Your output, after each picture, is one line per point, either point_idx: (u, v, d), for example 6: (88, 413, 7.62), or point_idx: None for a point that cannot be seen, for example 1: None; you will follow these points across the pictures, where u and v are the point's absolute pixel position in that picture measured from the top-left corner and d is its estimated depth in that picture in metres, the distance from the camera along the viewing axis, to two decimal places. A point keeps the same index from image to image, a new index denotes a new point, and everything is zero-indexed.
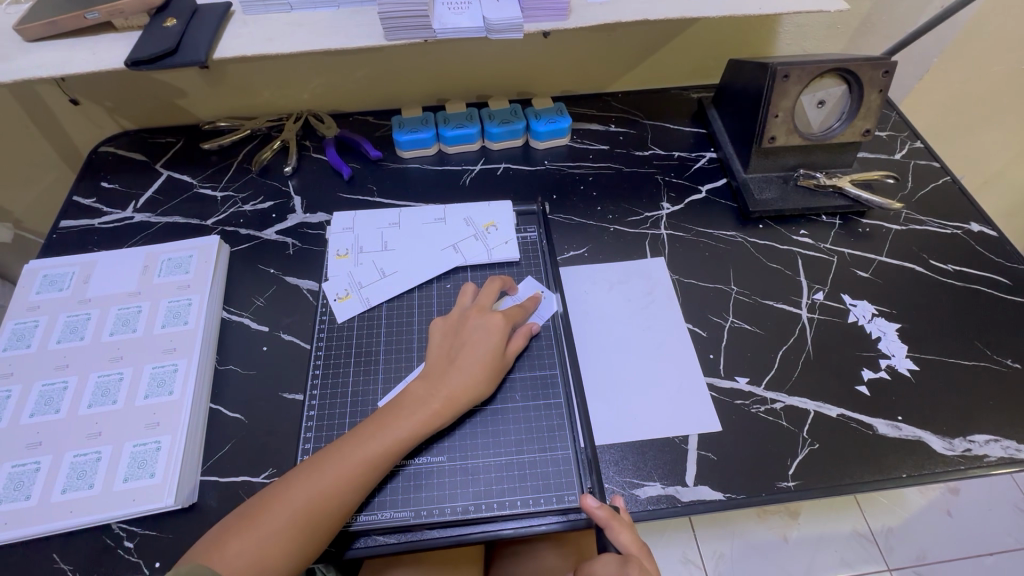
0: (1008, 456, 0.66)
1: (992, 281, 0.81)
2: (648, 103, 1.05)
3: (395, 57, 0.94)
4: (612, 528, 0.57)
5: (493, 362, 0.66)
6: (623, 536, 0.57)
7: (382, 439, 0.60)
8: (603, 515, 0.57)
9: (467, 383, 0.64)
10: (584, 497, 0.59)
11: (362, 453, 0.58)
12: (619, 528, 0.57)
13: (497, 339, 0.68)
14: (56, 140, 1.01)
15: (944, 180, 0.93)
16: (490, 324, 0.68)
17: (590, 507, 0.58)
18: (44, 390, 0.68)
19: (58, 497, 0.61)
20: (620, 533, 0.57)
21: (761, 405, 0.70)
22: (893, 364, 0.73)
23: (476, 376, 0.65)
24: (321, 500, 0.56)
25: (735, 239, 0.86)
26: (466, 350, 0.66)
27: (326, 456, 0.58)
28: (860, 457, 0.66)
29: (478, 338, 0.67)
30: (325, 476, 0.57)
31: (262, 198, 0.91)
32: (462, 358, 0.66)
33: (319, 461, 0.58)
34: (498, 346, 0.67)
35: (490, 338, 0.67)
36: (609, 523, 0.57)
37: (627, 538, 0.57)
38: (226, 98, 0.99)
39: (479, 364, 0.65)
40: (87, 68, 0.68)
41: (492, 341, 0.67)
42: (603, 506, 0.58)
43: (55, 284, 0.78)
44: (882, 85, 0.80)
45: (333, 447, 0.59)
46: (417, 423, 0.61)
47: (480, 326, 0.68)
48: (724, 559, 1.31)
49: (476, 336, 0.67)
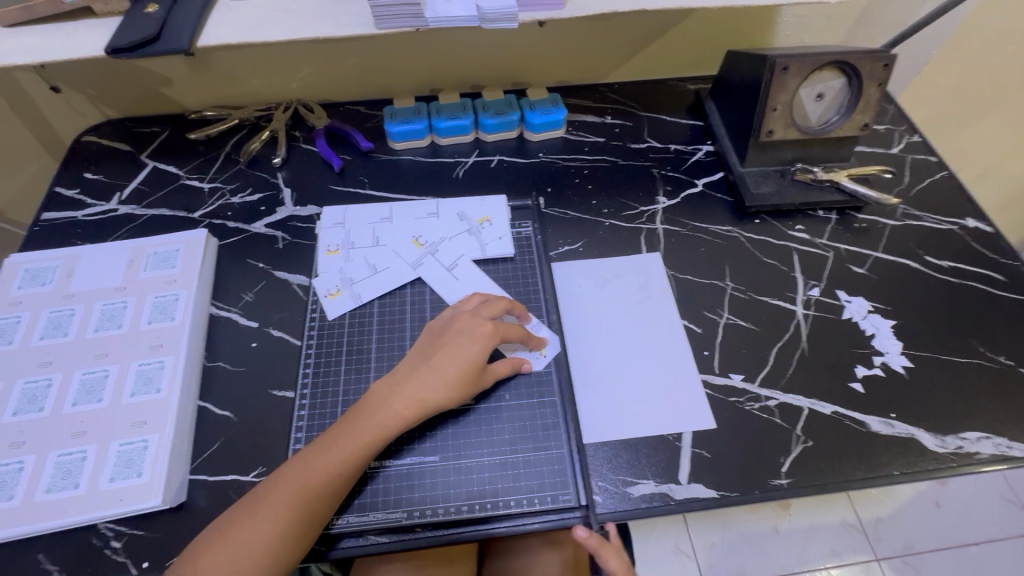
0: (999, 453, 0.66)
1: (987, 277, 0.81)
2: (645, 95, 1.03)
3: (386, 45, 0.92)
4: (601, 555, 0.60)
5: (470, 372, 0.64)
6: (610, 561, 0.61)
7: (357, 440, 0.59)
8: (593, 545, 0.60)
9: (438, 390, 0.62)
10: (574, 528, 0.59)
11: (346, 454, 0.58)
12: (607, 554, 0.60)
13: (481, 348, 0.64)
14: (38, 129, 0.98)
15: (941, 174, 0.92)
16: (476, 330, 0.65)
17: (581, 540, 0.59)
18: (27, 388, 0.66)
19: (42, 497, 0.60)
20: (609, 560, 0.60)
21: (755, 402, 0.70)
22: (887, 361, 0.73)
23: (448, 385, 0.63)
24: (304, 499, 0.56)
25: (730, 234, 0.85)
26: (444, 353, 0.64)
27: (310, 455, 0.58)
28: (853, 454, 0.66)
29: (458, 343, 0.64)
30: (309, 476, 0.57)
31: (250, 189, 0.89)
32: (436, 361, 0.63)
33: (304, 461, 0.58)
34: (478, 356, 0.64)
35: (472, 346, 0.64)
36: (599, 552, 0.60)
37: (612, 562, 0.61)
38: (213, 86, 0.96)
39: (454, 371, 0.63)
40: (66, 55, 0.65)
41: (473, 348, 0.64)
42: (594, 538, 0.59)
43: (37, 278, 0.76)
44: (882, 78, 0.78)
45: (312, 446, 0.59)
46: (383, 427, 0.60)
47: (463, 332, 0.65)
48: (715, 549, 1.32)
49: (457, 343, 0.64)
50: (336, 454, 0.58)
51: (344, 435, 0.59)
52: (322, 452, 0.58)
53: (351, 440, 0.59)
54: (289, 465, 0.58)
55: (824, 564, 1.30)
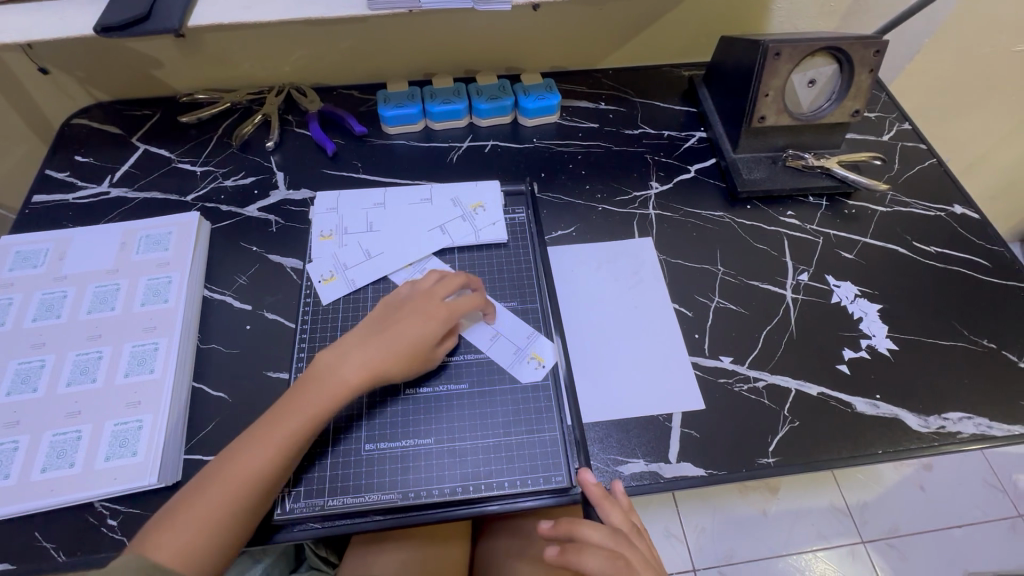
0: (980, 433, 0.68)
1: (973, 263, 0.82)
2: (639, 81, 1.03)
3: (380, 28, 0.91)
4: (603, 507, 0.59)
5: (419, 346, 0.64)
6: (613, 517, 0.59)
7: (310, 408, 0.60)
8: (596, 494, 0.60)
9: (384, 363, 0.63)
10: (583, 472, 0.61)
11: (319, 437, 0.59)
12: (610, 507, 0.59)
13: (432, 325, 0.65)
14: (25, 112, 0.97)
15: (930, 161, 0.93)
16: (429, 310, 0.66)
17: (586, 482, 0.60)
18: (20, 368, 0.67)
19: (37, 476, 0.61)
20: (612, 514, 0.59)
21: (744, 384, 0.71)
22: (874, 344, 0.74)
23: (393, 359, 0.63)
24: (264, 475, 0.56)
25: (722, 220, 0.86)
26: (394, 329, 0.65)
27: (268, 425, 0.59)
28: (838, 433, 0.68)
29: (409, 322, 0.65)
30: (270, 456, 0.57)
31: (243, 173, 0.89)
32: (385, 338, 0.64)
33: (258, 433, 0.58)
34: (427, 334, 0.65)
35: (422, 324, 0.65)
36: (602, 503, 0.59)
37: (615, 518, 0.59)
38: (204, 69, 0.95)
39: (400, 347, 0.64)
40: (56, 34, 0.65)
41: (422, 327, 0.65)
42: (598, 486, 0.60)
43: (28, 261, 0.75)
44: (873, 65, 0.79)
45: (261, 420, 0.60)
46: (334, 399, 0.61)
47: (416, 311, 0.66)
48: (706, 532, 1.35)
49: (408, 321, 0.65)
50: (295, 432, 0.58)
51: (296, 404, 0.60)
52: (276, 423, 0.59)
53: (305, 408, 0.60)
54: (245, 437, 0.58)
55: (811, 547, 1.33)
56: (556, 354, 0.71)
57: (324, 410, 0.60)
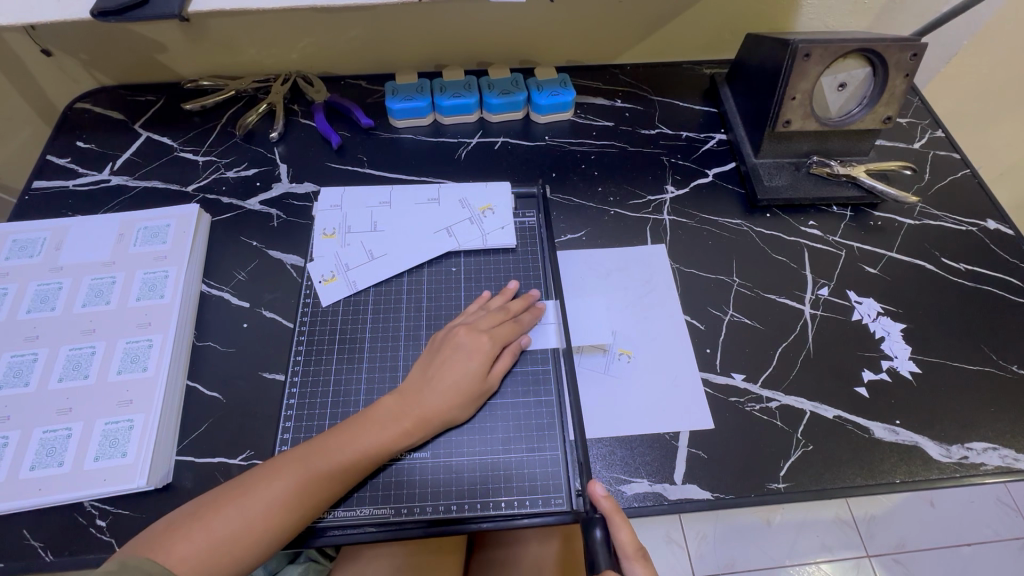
0: (1005, 465, 0.64)
1: (1003, 282, 0.78)
2: (658, 78, 0.99)
3: (390, 17, 0.88)
4: (613, 521, 0.56)
5: (473, 384, 0.63)
6: (621, 533, 0.55)
7: (366, 442, 0.58)
8: (607, 507, 0.56)
9: (442, 405, 0.61)
10: (593, 483, 0.58)
11: (352, 455, 0.57)
12: (620, 523, 0.56)
13: (480, 361, 0.64)
14: (30, 95, 0.95)
15: (963, 172, 0.89)
16: (475, 345, 0.64)
17: (596, 494, 0.57)
18: (12, 361, 0.65)
19: (26, 474, 0.59)
20: (619, 529, 0.55)
21: (756, 404, 0.68)
22: (895, 366, 0.71)
23: (451, 398, 0.62)
24: (299, 495, 0.55)
25: (740, 228, 0.82)
26: (445, 369, 0.63)
27: (311, 450, 0.57)
28: (852, 460, 0.65)
29: (457, 359, 0.64)
30: (305, 480, 0.55)
31: (246, 164, 0.87)
32: (438, 380, 0.62)
33: (301, 455, 0.57)
34: (477, 371, 0.63)
35: (471, 361, 0.63)
36: (612, 517, 0.56)
37: (625, 535, 0.55)
38: (209, 54, 0.93)
39: (455, 388, 0.62)
40: (50, 17, 0.62)
41: (472, 364, 0.63)
42: (609, 498, 0.57)
43: (25, 250, 0.74)
44: (909, 69, 0.75)
45: (301, 446, 0.58)
46: (392, 437, 0.59)
47: (461, 347, 0.64)
48: (707, 539, 1.32)
49: (456, 359, 0.63)
50: (330, 457, 0.57)
51: (348, 437, 0.58)
52: (320, 453, 0.57)
53: (359, 441, 0.58)
54: (287, 456, 0.57)
55: (815, 559, 1.30)
56: (626, 333, 0.72)
57: (376, 450, 0.58)
